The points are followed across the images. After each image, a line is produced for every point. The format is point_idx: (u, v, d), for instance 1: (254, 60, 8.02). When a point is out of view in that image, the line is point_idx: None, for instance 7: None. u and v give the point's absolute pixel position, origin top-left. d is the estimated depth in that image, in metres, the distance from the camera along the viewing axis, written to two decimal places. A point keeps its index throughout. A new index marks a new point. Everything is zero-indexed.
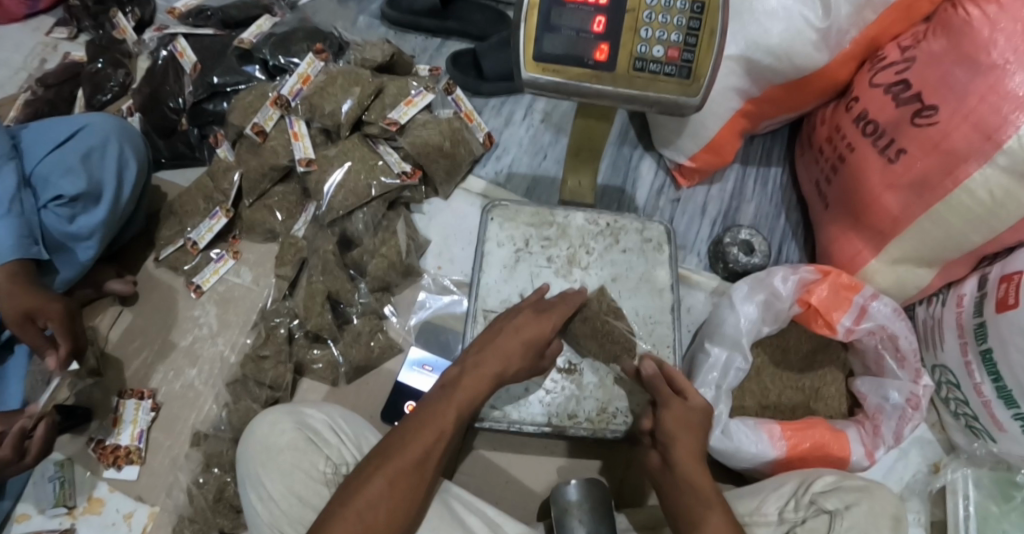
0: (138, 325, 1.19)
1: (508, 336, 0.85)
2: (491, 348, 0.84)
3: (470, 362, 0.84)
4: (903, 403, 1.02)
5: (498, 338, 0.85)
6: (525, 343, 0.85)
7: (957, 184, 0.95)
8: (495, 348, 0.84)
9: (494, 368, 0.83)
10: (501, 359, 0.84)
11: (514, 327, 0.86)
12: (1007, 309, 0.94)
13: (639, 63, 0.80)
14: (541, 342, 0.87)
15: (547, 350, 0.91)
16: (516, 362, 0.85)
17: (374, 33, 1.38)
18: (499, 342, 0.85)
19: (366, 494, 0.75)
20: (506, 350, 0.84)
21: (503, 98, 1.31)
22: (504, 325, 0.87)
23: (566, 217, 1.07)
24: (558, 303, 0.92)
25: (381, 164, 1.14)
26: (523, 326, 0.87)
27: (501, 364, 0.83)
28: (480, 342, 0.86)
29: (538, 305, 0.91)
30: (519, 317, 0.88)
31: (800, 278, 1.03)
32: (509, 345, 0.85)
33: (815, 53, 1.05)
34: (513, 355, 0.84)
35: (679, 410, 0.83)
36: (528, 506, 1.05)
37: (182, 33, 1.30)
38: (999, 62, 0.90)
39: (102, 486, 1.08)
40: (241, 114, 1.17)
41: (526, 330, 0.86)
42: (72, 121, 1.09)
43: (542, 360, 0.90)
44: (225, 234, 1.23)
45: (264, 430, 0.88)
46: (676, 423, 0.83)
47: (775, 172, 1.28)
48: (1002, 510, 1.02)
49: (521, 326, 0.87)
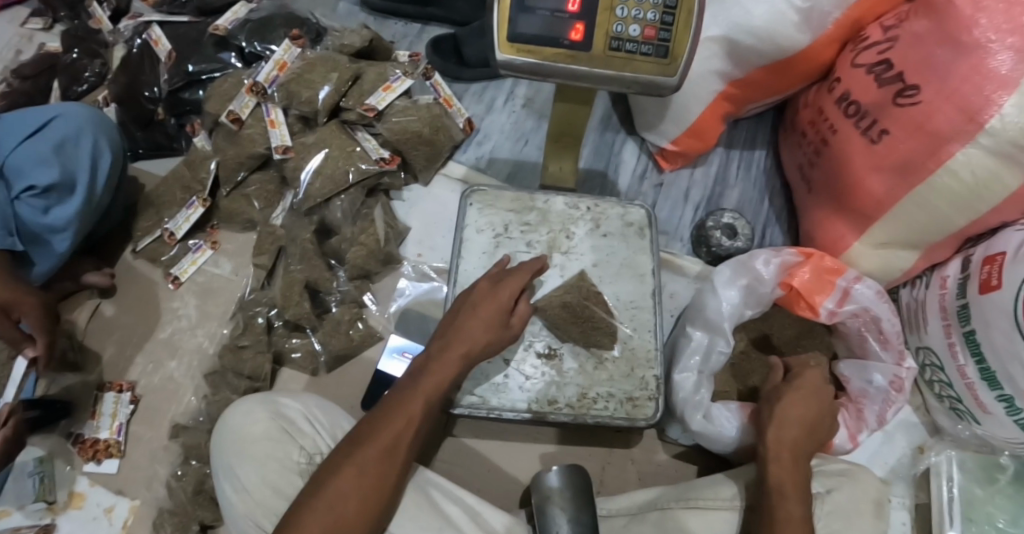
0: (117, 317, 1.17)
1: (468, 317, 0.83)
2: (454, 332, 0.82)
3: (436, 348, 0.82)
4: (887, 386, 1.01)
5: (459, 320, 0.83)
6: (488, 323, 0.83)
7: (940, 164, 0.94)
8: (460, 331, 0.82)
9: (458, 349, 0.81)
10: (467, 340, 0.82)
11: (472, 305, 0.84)
12: (991, 290, 0.93)
13: (616, 42, 0.79)
14: (506, 313, 0.84)
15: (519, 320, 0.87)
16: (483, 343, 0.82)
17: (354, 20, 1.36)
18: (461, 324, 0.83)
19: (336, 484, 0.74)
20: (471, 331, 0.82)
21: (484, 84, 1.30)
22: (463, 304, 0.85)
23: (546, 202, 1.06)
24: (516, 271, 0.89)
25: (359, 151, 1.12)
26: (479, 303, 0.84)
27: (466, 346, 0.81)
28: (443, 328, 0.84)
29: (496, 276, 0.88)
30: (475, 293, 0.85)
31: (782, 261, 1.02)
32: (472, 328, 0.82)
33: (798, 34, 1.03)
34: (477, 334, 0.82)
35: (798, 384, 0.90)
36: (512, 494, 1.04)
37: (158, 21, 1.28)
38: (981, 41, 0.88)
39: (83, 480, 1.07)
40: (217, 103, 1.15)
41: (485, 309, 0.83)
42: (45, 111, 1.07)
43: (509, 328, 0.86)
44: (203, 224, 1.20)
45: (237, 420, 0.87)
46: (796, 394, 0.89)
47: (759, 156, 1.27)
48: (986, 492, 1.02)
49: (478, 304, 0.84)
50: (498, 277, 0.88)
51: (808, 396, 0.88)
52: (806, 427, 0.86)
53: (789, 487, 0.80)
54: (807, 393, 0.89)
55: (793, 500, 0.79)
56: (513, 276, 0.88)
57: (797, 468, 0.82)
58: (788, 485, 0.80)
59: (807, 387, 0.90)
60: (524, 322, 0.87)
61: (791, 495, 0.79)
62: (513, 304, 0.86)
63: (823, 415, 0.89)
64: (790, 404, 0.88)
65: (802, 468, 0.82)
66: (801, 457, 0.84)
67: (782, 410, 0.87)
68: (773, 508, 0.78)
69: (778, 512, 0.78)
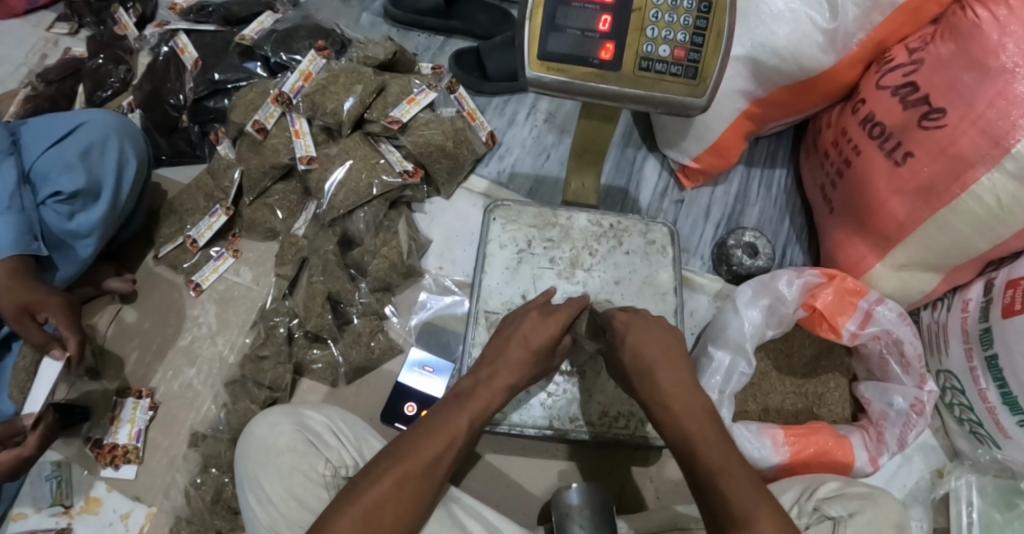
0: (138, 323, 1.18)
1: (517, 344, 0.86)
2: (502, 359, 0.85)
3: (484, 373, 0.85)
4: (907, 409, 1.01)
5: (511, 347, 0.86)
6: (534, 351, 0.86)
7: (964, 189, 0.94)
8: (509, 359, 0.85)
9: (505, 379, 0.84)
10: (515, 372, 0.85)
11: (524, 334, 0.87)
12: (1014, 315, 0.93)
13: (645, 63, 0.79)
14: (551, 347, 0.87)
15: (558, 350, 0.92)
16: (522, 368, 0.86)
17: (377, 31, 1.37)
18: (509, 349, 0.86)
19: (373, 492, 0.74)
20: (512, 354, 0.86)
21: (506, 97, 1.30)
22: (515, 331, 0.88)
23: (569, 219, 1.06)
24: (565, 305, 0.91)
25: (382, 163, 1.13)
26: (531, 333, 0.87)
27: (513, 376, 0.84)
28: (489, 356, 0.87)
29: (545, 306, 0.91)
30: (527, 322, 0.88)
31: (805, 282, 1.02)
32: (518, 349, 0.86)
33: (821, 55, 1.03)
34: (524, 365, 0.85)
35: (636, 319, 0.83)
36: (529, 510, 1.04)
37: (184, 29, 1.29)
38: (1008, 66, 0.88)
39: (100, 485, 1.07)
40: (241, 112, 1.16)
41: (537, 335, 0.87)
42: (71, 117, 1.08)
43: (551, 361, 0.91)
44: (225, 232, 1.22)
45: (263, 431, 0.87)
46: (639, 335, 0.81)
47: (780, 174, 1.27)
48: (1004, 518, 1.01)
49: (531, 333, 0.87)
50: (547, 307, 0.91)
51: (654, 327, 0.81)
52: (670, 355, 0.78)
53: (693, 430, 0.73)
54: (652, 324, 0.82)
55: (712, 443, 0.71)
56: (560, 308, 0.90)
57: (687, 401, 0.74)
58: (691, 428, 0.73)
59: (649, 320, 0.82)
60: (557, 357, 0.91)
61: (704, 431, 0.72)
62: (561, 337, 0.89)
63: (674, 338, 0.80)
64: (642, 349, 0.79)
65: (696, 398, 0.75)
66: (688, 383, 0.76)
67: (639, 348, 0.80)
68: (695, 458, 0.72)
69: (703, 458, 0.71)
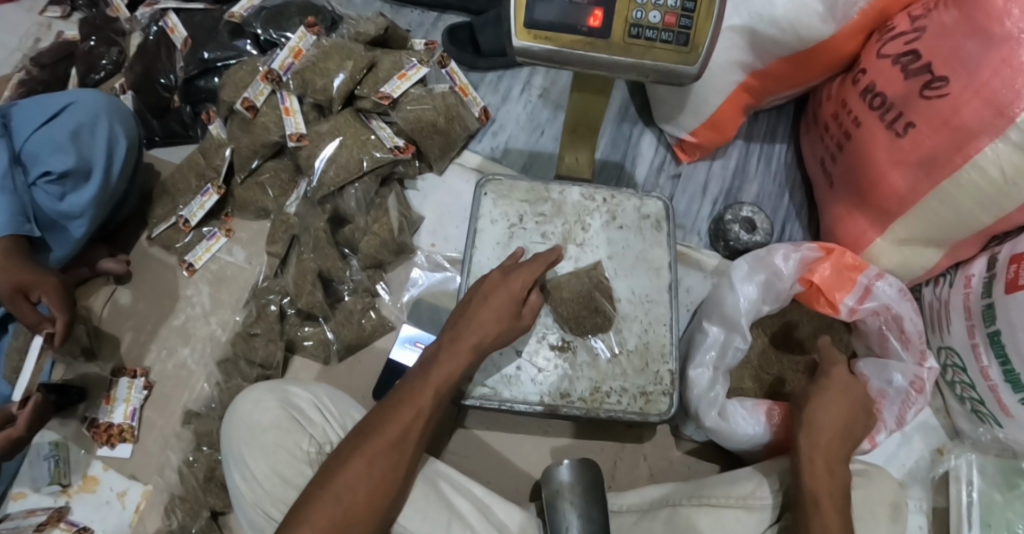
0: (133, 303, 1.18)
1: (479, 308, 0.83)
2: (464, 322, 0.82)
3: (446, 338, 0.83)
4: (907, 386, 1.00)
5: (476, 310, 0.83)
6: (502, 315, 0.83)
7: (967, 159, 0.91)
8: (472, 320, 0.82)
9: (469, 339, 0.81)
10: (477, 330, 0.82)
11: (485, 295, 0.84)
12: (1017, 290, 0.90)
13: (635, 29, 0.76)
14: (516, 304, 0.84)
15: (529, 312, 0.87)
16: (494, 332, 0.82)
17: (370, 8, 1.34)
18: (473, 314, 0.83)
19: (345, 475, 0.75)
20: (480, 324, 0.82)
21: (500, 73, 1.28)
22: (475, 294, 0.85)
23: (561, 193, 1.04)
24: (530, 262, 0.87)
25: (373, 139, 1.12)
26: (490, 294, 0.84)
27: (476, 336, 0.81)
28: (454, 318, 0.84)
29: (508, 267, 0.88)
30: (485, 283, 0.85)
31: (802, 257, 1.00)
32: (482, 318, 0.82)
33: (821, 24, 1.00)
34: (489, 325, 0.82)
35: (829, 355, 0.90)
36: (521, 488, 1.04)
37: (173, 9, 1.28)
38: (1013, 33, 0.85)
39: (96, 464, 1.08)
40: (231, 91, 1.15)
41: (497, 296, 0.83)
42: (61, 98, 1.07)
43: (521, 320, 0.86)
44: (218, 212, 1.21)
45: (247, 409, 0.86)
46: (824, 403, 0.85)
47: (779, 149, 1.24)
48: (1006, 499, 0.98)
49: (492, 294, 0.84)
50: (511, 267, 0.88)
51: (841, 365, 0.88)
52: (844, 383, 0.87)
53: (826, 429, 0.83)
54: (837, 401, 0.85)
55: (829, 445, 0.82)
56: (526, 267, 0.87)
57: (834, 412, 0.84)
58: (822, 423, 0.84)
59: (850, 384, 0.87)
60: (534, 313, 0.87)
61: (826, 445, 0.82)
62: (525, 294, 0.86)
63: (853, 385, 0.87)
64: (822, 400, 0.85)
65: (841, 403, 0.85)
66: (845, 397, 0.86)
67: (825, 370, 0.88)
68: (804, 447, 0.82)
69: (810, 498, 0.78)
